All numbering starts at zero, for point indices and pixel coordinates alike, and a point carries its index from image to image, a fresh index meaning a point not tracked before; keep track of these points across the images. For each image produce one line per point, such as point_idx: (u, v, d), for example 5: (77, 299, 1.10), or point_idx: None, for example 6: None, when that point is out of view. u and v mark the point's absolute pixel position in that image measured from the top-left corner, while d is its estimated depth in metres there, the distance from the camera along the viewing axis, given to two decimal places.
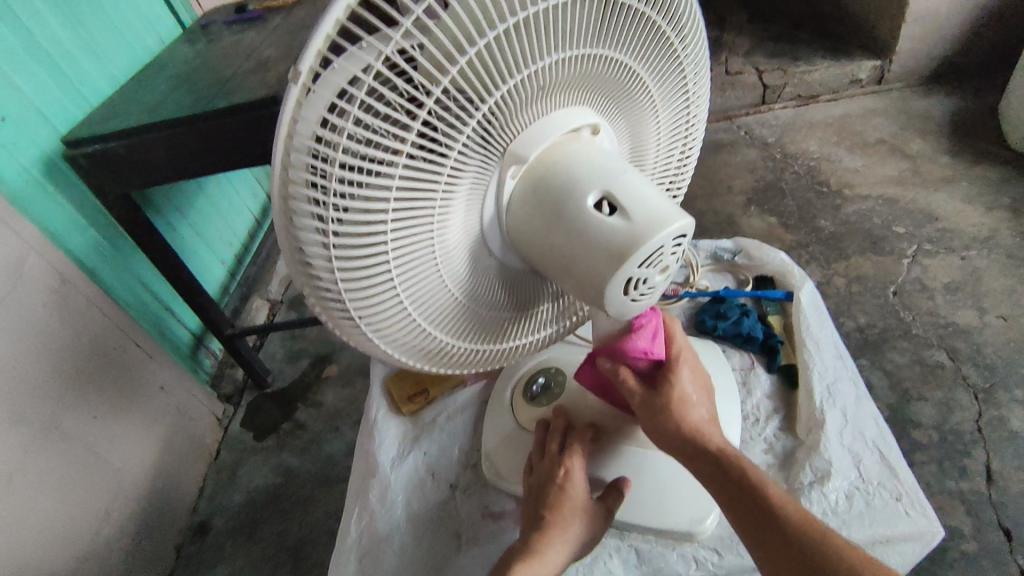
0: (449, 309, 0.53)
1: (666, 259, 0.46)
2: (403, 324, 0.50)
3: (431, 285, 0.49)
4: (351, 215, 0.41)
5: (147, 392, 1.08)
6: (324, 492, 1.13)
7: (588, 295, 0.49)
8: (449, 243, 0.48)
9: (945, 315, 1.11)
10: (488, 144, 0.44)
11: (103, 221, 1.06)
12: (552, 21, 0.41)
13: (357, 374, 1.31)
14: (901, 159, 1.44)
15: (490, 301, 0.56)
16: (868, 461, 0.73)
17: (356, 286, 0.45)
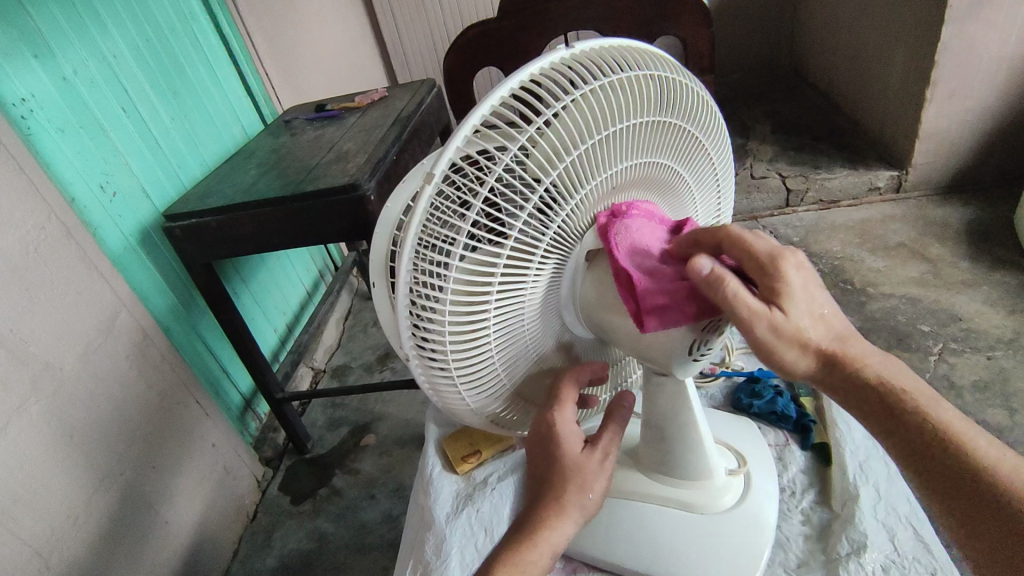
0: (526, 367, 0.60)
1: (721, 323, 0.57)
2: (491, 380, 0.58)
3: (513, 349, 0.57)
4: (463, 289, 0.49)
5: (199, 447, 1.14)
6: (357, 560, 1.14)
7: (654, 355, 0.58)
8: (534, 310, 0.55)
9: (974, 412, 1.13)
10: (571, 230, 0.53)
11: (181, 285, 1.17)
12: (626, 137, 0.51)
13: (394, 444, 1.36)
14: (922, 263, 1.51)
15: (554, 361, 0.64)
16: (902, 536, 0.71)
17: (459, 350, 0.53)
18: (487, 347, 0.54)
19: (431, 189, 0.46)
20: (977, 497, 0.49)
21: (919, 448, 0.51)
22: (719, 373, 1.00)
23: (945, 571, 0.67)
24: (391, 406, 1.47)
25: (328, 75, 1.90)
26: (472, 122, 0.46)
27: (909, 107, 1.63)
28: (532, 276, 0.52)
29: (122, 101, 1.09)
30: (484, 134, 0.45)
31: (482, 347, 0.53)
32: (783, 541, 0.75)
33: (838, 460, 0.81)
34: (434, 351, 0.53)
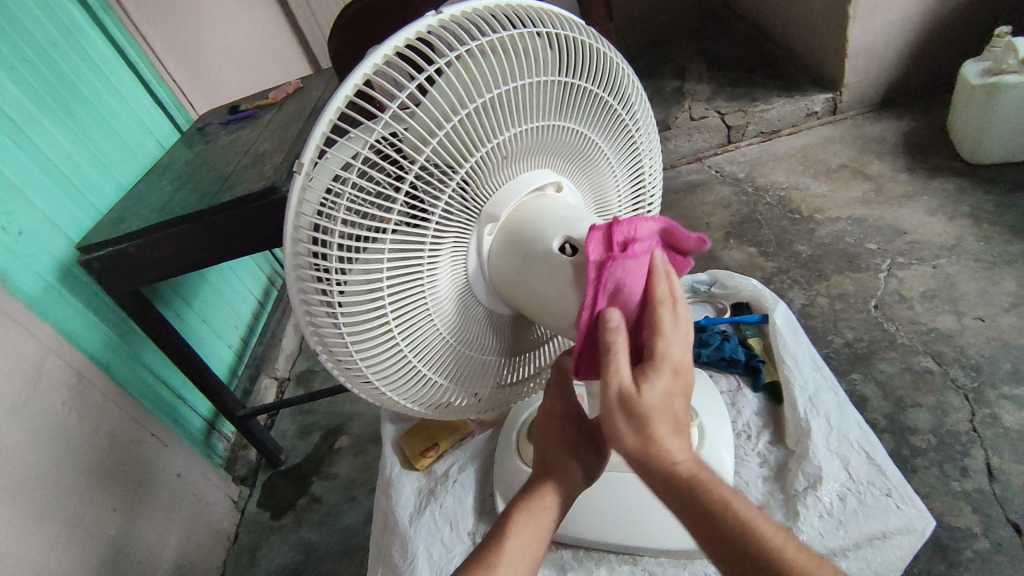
0: (447, 357, 0.55)
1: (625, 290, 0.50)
2: (407, 375, 0.53)
3: (432, 346, 0.53)
4: (351, 286, 0.46)
5: (163, 479, 1.10)
6: (345, 564, 1.12)
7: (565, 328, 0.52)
8: (439, 296, 0.51)
9: (926, 321, 1.15)
10: (462, 215, 0.49)
11: (114, 318, 1.12)
12: (506, 94, 0.46)
13: (368, 442, 1.34)
14: (864, 181, 1.51)
15: (480, 348, 0.57)
16: (855, 462, 0.71)
17: (361, 349, 0.49)
18: (397, 347, 0.50)
19: (303, 175, 0.43)
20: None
21: (731, 533, 0.45)
22: None
23: (899, 491, 0.68)
24: (359, 405, 1.44)
25: (243, 72, 1.81)
26: (336, 104, 0.42)
27: (834, 27, 1.62)
28: (427, 262, 0.48)
29: (11, 133, 1.02)
30: (350, 110, 0.42)
31: (389, 348, 0.50)
32: (743, 486, 0.74)
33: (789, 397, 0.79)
34: (341, 355, 0.50)
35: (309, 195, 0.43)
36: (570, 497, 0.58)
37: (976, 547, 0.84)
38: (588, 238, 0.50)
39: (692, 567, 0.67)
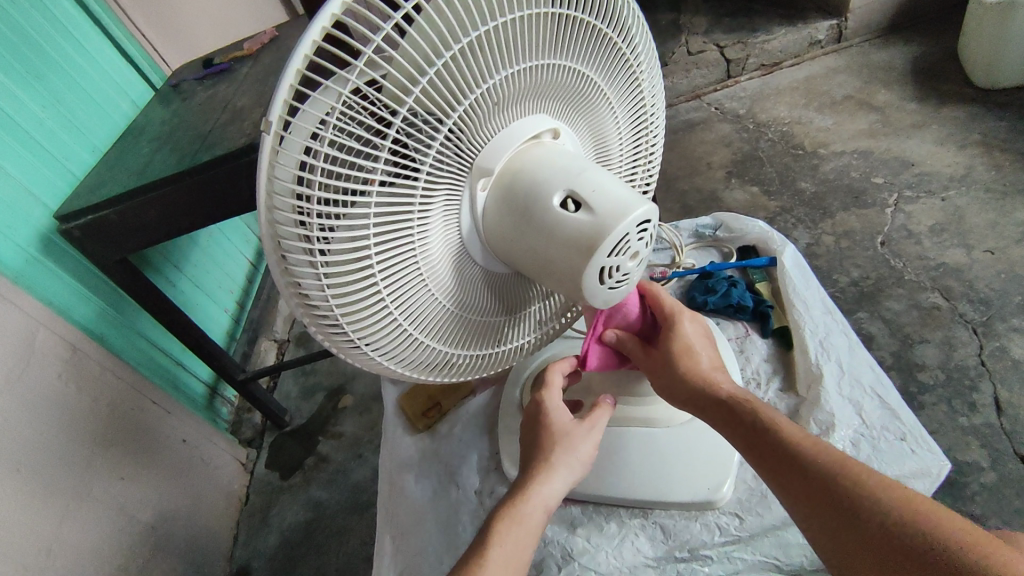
0: (443, 321, 0.52)
1: (634, 246, 0.45)
2: (403, 342, 0.51)
3: (426, 311, 0.50)
4: (337, 255, 0.42)
5: (170, 444, 1.10)
6: (357, 520, 1.14)
7: (567, 290, 0.48)
8: (432, 258, 0.48)
9: (934, 256, 1.13)
10: (452, 170, 0.45)
11: (104, 288, 1.09)
12: (497, 31, 0.42)
13: (373, 400, 1.34)
14: (869, 112, 1.46)
15: (477, 309, 0.55)
16: (869, 407, 0.61)
17: (352, 318, 0.46)
18: (392, 315, 0.48)
19: (273, 132, 0.39)
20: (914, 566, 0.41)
21: (850, 521, 0.45)
22: (671, 275, 0.76)
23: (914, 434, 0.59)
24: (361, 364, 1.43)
25: (217, 22, 1.71)
26: (305, 49, 0.38)
27: None
28: (417, 225, 0.45)
29: None
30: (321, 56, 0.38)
31: (383, 316, 0.47)
32: None
33: (799, 340, 0.66)
34: (332, 328, 0.47)
35: (285, 156, 0.39)
36: (551, 499, 0.52)
37: (982, 480, 0.85)
38: (593, 192, 0.45)
39: (701, 518, 0.65)
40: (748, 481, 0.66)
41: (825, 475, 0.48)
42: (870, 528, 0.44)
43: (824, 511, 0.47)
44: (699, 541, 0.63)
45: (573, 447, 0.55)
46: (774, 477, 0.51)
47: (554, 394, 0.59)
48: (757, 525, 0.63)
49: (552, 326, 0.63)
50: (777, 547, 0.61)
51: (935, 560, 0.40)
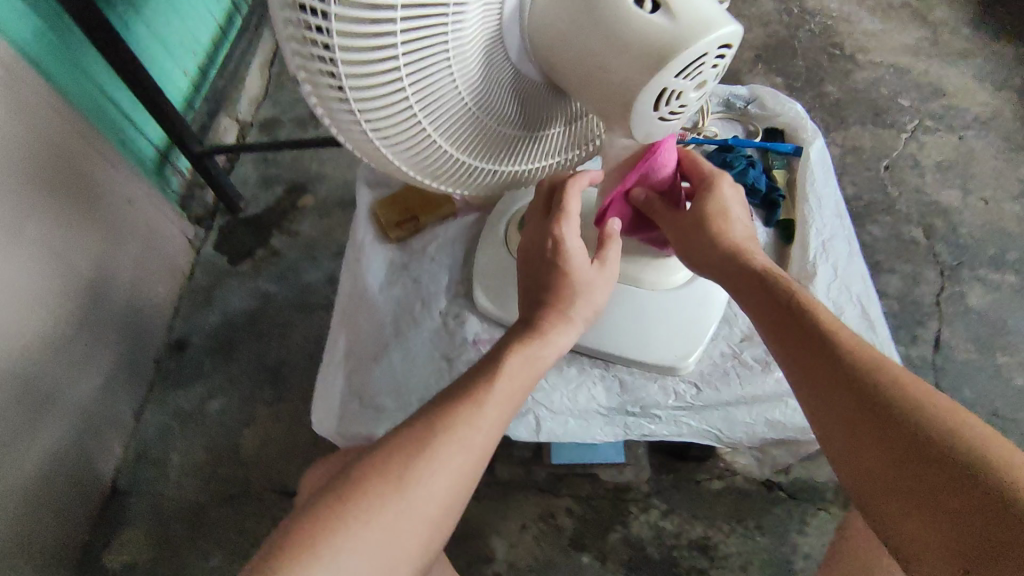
0: (475, 134, 0.44)
1: (704, 73, 0.35)
2: (430, 153, 0.43)
3: (459, 119, 0.42)
4: (354, 40, 0.33)
5: (114, 204, 1.02)
6: (303, 319, 1.14)
7: (607, 115, 0.39)
8: (466, 50, 0.38)
9: (930, 193, 1.11)
10: None
11: (49, 9, 0.91)
12: None
13: (335, 207, 1.27)
14: (922, 26, 1.34)
15: (511, 121, 0.45)
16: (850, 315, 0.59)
17: (378, 120, 0.38)
18: (411, 110, 0.39)
19: None
20: (948, 475, 0.40)
21: (892, 433, 0.42)
22: (690, 138, 0.66)
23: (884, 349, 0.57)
24: (328, 166, 1.33)
25: None
26: None
27: None
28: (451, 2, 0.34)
29: None
30: None
31: (401, 110, 0.38)
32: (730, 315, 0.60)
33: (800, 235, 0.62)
34: (343, 113, 0.38)
35: None
36: (553, 349, 0.49)
37: None
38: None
39: (661, 381, 0.57)
40: (714, 356, 0.58)
41: (858, 368, 0.45)
42: (903, 429, 0.42)
43: (849, 406, 0.44)
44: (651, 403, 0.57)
45: (585, 297, 0.50)
46: (796, 366, 0.48)
47: (571, 230, 0.49)
48: (713, 399, 0.56)
49: (578, 147, 0.52)
50: (723, 422, 0.56)
51: (966, 469, 0.39)
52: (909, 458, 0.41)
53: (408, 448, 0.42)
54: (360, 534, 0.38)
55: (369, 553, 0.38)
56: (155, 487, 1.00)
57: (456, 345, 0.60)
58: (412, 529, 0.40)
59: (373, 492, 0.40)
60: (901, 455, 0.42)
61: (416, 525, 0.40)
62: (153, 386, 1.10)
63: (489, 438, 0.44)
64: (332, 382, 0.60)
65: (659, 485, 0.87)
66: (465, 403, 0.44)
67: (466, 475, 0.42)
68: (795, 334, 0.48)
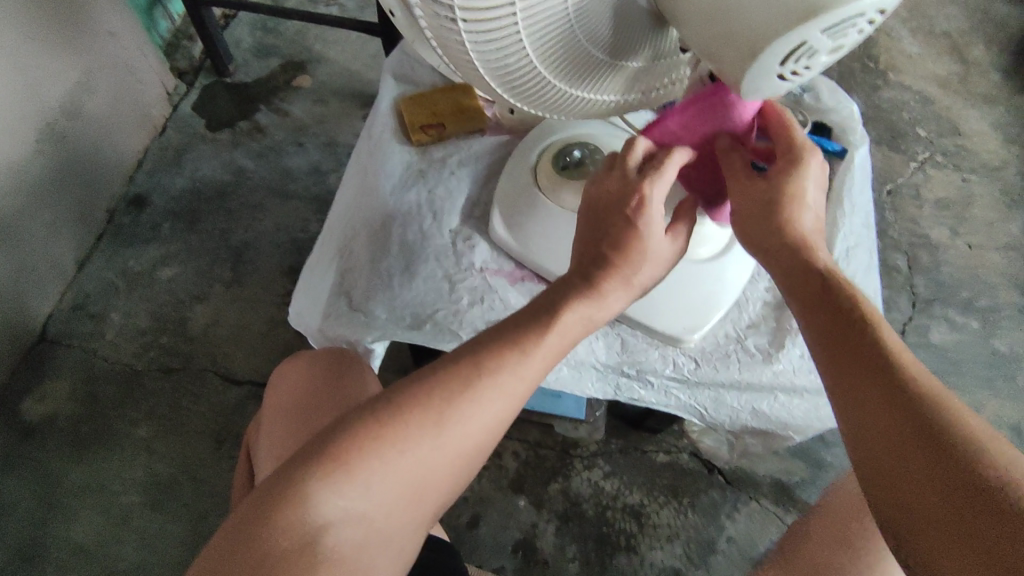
0: (563, 46, 0.39)
1: (847, 38, 0.32)
2: (510, 56, 0.39)
3: (553, 24, 0.37)
4: None
5: (93, 33, 0.91)
6: (279, 206, 1.05)
7: (721, 60, 0.35)
8: None
9: (923, 227, 1.13)
10: None
11: None
12: None
13: (333, 94, 1.16)
14: (956, 60, 1.33)
15: (603, 41, 0.40)
16: None
17: (472, 1, 0.34)
18: (514, 13, 0.35)
19: None
20: (958, 493, 0.33)
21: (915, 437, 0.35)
22: None
23: None
24: (334, 50, 1.21)
25: None
26: None
27: None
28: None
29: None
30: None
31: (504, 11, 0.35)
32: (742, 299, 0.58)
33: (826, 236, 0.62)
34: None
35: None
36: (604, 316, 0.45)
37: None
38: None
39: (662, 349, 0.56)
40: (719, 336, 0.57)
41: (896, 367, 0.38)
42: (926, 432, 0.35)
43: (874, 401, 0.37)
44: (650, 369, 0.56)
45: (651, 263, 0.45)
46: (841, 363, 0.39)
47: (659, 189, 0.44)
48: (709, 378, 0.56)
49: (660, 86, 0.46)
50: (710, 401, 0.57)
51: (981, 488, 0.33)
52: (925, 466, 0.34)
53: (447, 385, 0.40)
54: (389, 462, 0.38)
55: (393, 482, 0.38)
56: (89, 345, 0.94)
57: (460, 268, 0.57)
58: (440, 468, 0.39)
59: (411, 425, 0.38)
60: (915, 459, 0.35)
61: (444, 465, 0.39)
62: (101, 239, 1.02)
63: (526, 390, 0.42)
64: (321, 283, 0.57)
65: (607, 448, 0.88)
66: (511, 352, 0.41)
67: (499, 423, 0.41)
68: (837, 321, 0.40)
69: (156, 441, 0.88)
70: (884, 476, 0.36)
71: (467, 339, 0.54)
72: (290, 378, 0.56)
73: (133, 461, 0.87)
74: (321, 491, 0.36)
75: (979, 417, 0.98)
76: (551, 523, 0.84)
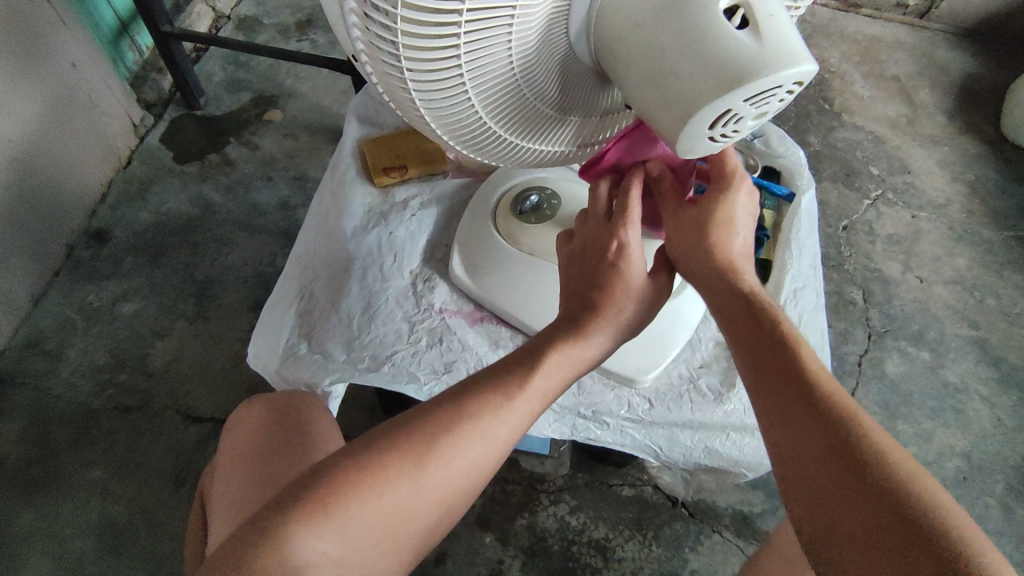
0: (509, 104, 0.41)
1: (770, 105, 0.35)
2: (459, 112, 0.40)
3: (499, 85, 0.39)
4: None
5: (54, 64, 0.91)
6: (245, 239, 1.05)
7: (657, 121, 0.37)
8: (529, 15, 0.35)
9: (876, 262, 1.18)
10: None
11: None
12: None
13: (302, 128, 1.17)
14: (904, 103, 1.40)
15: (548, 99, 0.43)
16: None
17: (419, 62, 0.36)
18: (461, 75, 0.37)
19: None
20: (885, 520, 0.34)
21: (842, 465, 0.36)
22: None
23: None
24: (305, 85, 1.23)
25: None
26: None
27: None
28: None
29: None
30: None
31: (452, 72, 0.37)
32: (693, 341, 0.61)
33: (775, 279, 0.65)
34: (383, 48, 0.35)
35: None
36: (588, 360, 0.46)
37: None
38: (769, 17, 0.33)
39: (618, 391, 0.59)
40: (672, 376, 0.59)
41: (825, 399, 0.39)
42: (853, 461, 0.36)
43: (806, 433, 0.38)
44: (606, 410, 0.58)
45: (632, 298, 0.46)
46: (773, 395, 0.41)
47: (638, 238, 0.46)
48: (662, 418, 0.58)
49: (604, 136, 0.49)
50: (665, 440, 0.58)
51: (907, 516, 0.33)
52: (852, 494, 0.35)
53: (434, 426, 0.40)
54: (371, 502, 0.38)
55: (374, 520, 0.38)
56: (42, 382, 0.91)
57: (420, 310, 0.59)
58: (419, 508, 0.39)
59: (395, 465, 0.39)
60: (841, 488, 0.36)
61: (423, 506, 0.39)
62: (60, 273, 1.00)
63: (514, 435, 0.42)
64: (280, 325, 0.58)
65: (572, 482, 0.88)
66: (497, 395, 0.42)
67: (484, 466, 0.41)
68: (768, 353, 0.42)
69: (110, 483, 0.86)
70: (816, 507, 0.36)
71: (425, 380, 0.55)
72: (243, 428, 0.54)
73: (84, 502, 0.84)
74: (301, 531, 0.36)
75: (932, 447, 1.01)
76: (516, 560, 0.84)
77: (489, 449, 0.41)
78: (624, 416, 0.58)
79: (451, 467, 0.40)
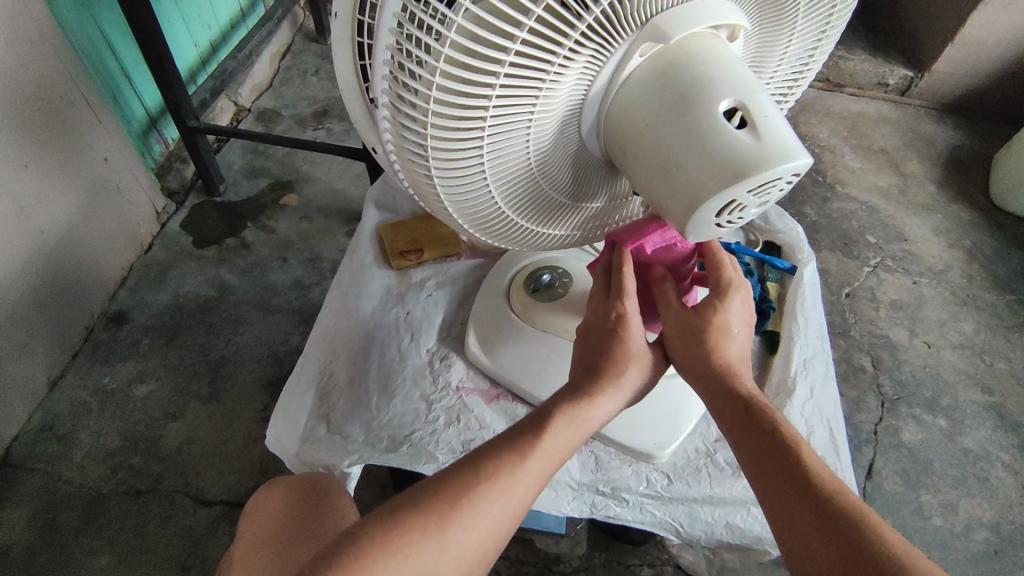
0: (526, 193, 0.44)
1: (771, 193, 0.38)
2: (479, 201, 0.43)
3: (516, 178, 0.43)
4: (450, 87, 0.35)
5: (89, 159, 0.97)
6: (260, 318, 1.07)
7: (666, 207, 0.40)
8: (546, 118, 0.39)
9: (882, 327, 1.19)
10: (612, 34, 0.36)
11: None
12: None
13: (316, 211, 1.22)
14: (894, 174, 1.46)
15: (561, 189, 0.46)
16: (818, 435, 0.61)
17: (445, 159, 0.39)
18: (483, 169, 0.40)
19: None
20: None
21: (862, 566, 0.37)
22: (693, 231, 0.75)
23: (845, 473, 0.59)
24: (320, 170, 1.29)
25: None
26: None
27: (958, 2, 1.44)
28: (550, 78, 0.36)
29: None
30: None
31: (473, 164, 0.40)
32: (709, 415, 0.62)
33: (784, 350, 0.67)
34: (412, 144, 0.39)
35: None
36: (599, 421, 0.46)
37: None
38: (766, 116, 0.36)
39: (635, 466, 0.59)
40: (689, 451, 0.60)
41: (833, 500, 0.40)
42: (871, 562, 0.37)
43: (819, 535, 0.39)
44: (625, 485, 0.59)
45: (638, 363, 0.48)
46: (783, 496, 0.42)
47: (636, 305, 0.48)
48: (681, 494, 0.58)
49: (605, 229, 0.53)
50: (686, 516, 0.58)
51: None
52: None
53: (453, 490, 0.40)
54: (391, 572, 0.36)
55: None
56: (54, 467, 0.91)
57: (437, 388, 0.60)
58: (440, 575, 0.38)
59: (417, 529, 0.38)
60: None
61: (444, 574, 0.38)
62: (77, 355, 1.02)
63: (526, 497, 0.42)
64: (299, 406, 0.59)
65: (590, 563, 0.86)
66: (515, 457, 0.42)
67: (503, 522, 0.41)
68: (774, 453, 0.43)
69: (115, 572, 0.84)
70: None
71: (444, 460, 0.56)
72: (264, 511, 0.53)
73: None
74: None
75: (958, 518, 0.98)
76: None
77: (503, 513, 0.41)
78: (644, 491, 0.58)
79: (468, 532, 0.39)
